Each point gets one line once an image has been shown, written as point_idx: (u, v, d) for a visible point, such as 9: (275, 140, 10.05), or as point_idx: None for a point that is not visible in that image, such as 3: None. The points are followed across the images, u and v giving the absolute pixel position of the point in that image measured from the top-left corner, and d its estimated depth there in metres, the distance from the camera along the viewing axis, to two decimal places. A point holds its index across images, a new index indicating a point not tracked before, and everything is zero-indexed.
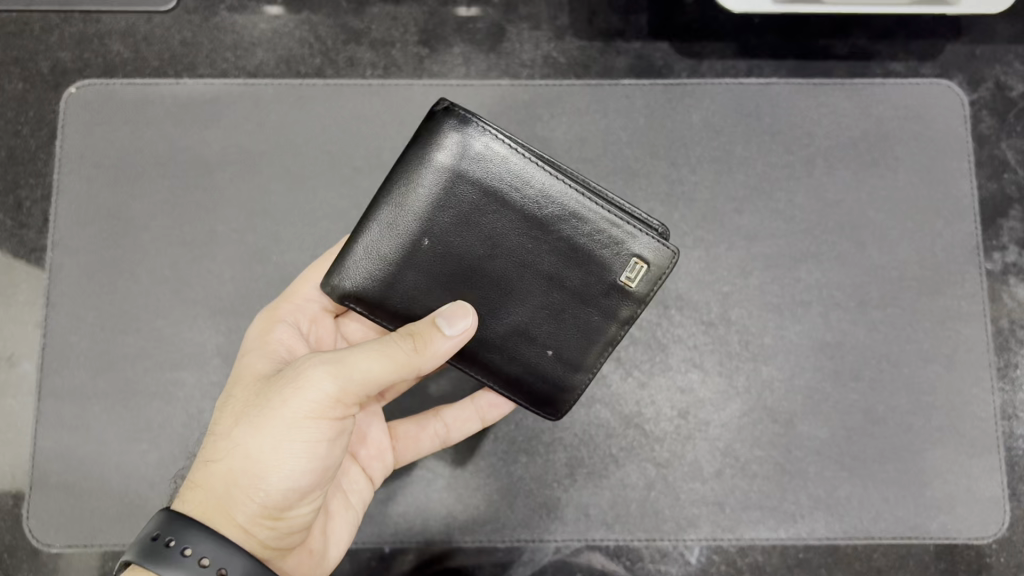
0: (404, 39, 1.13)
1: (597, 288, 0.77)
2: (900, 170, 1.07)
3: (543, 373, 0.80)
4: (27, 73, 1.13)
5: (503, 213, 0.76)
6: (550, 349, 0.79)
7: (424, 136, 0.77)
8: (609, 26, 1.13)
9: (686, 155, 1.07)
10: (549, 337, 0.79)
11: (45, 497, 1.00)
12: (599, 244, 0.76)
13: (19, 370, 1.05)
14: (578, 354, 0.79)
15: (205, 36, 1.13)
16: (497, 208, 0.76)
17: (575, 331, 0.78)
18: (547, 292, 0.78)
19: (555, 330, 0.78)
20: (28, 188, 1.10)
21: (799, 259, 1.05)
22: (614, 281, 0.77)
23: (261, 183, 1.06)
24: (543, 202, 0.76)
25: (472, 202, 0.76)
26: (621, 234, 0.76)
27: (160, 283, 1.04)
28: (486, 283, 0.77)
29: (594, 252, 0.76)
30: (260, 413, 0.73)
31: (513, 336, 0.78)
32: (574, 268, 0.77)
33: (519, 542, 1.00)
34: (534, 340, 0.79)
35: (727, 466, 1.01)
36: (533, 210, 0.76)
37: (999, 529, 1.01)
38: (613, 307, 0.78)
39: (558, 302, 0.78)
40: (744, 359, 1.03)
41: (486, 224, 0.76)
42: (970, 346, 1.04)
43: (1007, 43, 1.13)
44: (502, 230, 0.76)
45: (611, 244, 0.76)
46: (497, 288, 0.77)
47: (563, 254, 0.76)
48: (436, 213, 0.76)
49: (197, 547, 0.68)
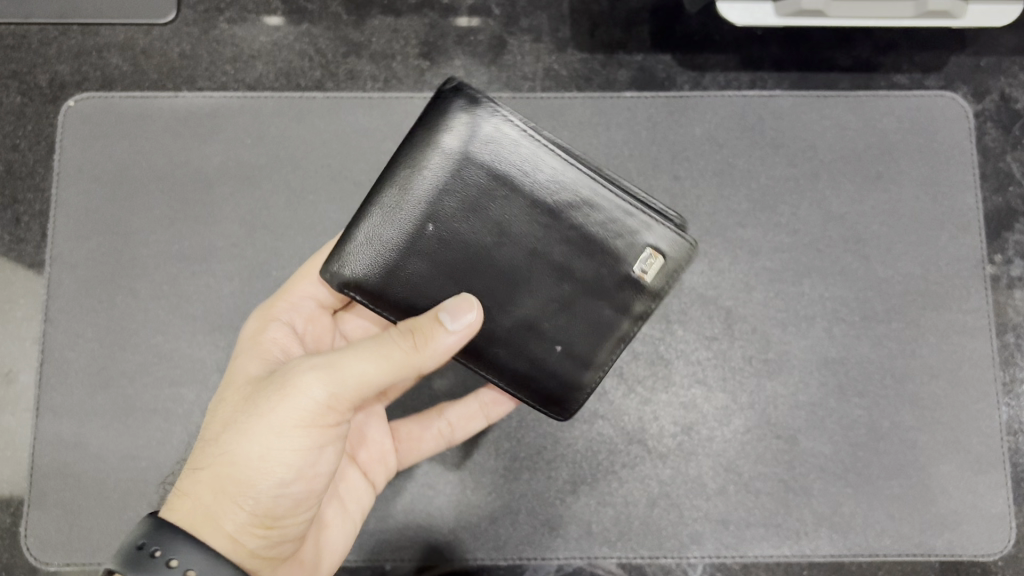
0: (404, 52, 1.12)
1: (608, 280, 0.76)
2: (905, 183, 1.07)
3: (553, 369, 0.77)
4: (25, 87, 1.12)
5: (515, 200, 0.75)
6: (560, 345, 0.77)
7: (433, 119, 0.76)
8: (610, 38, 1.12)
9: (689, 168, 1.06)
10: (559, 333, 0.77)
11: (43, 515, 0.99)
12: (612, 232, 0.75)
13: (18, 384, 1.04)
14: (587, 350, 0.77)
15: (204, 49, 1.12)
16: (508, 194, 0.75)
17: (585, 325, 0.77)
18: (559, 286, 0.76)
19: (566, 325, 0.77)
20: (26, 203, 1.09)
21: (804, 272, 1.04)
22: (628, 272, 0.76)
23: (261, 197, 1.05)
24: (557, 189, 0.75)
25: (482, 188, 0.75)
26: (634, 223, 0.75)
27: (159, 298, 1.04)
28: (495, 273, 0.75)
29: (607, 242, 0.76)
30: (247, 419, 0.72)
31: (521, 331, 0.76)
32: (586, 259, 0.76)
33: (522, 560, 0.99)
34: (543, 335, 0.77)
35: (730, 482, 1.00)
36: (546, 198, 0.75)
37: (1005, 546, 1.00)
38: (625, 301, 0.77)
39: (570, 296, 0.76)
40: (748, 374, 1.02)
41: (496, 209, 0.75)
42: (975, 360, 1.03)
43: (1010, 54, 1.12)
44: (514, 216, 0.75)
45: (624, 233, 0.75)
46: (506, 280, 0.75)
47: (576, 243, 0.76)
48: (445, 198, 0.75)
49: (182, 559, 0.67)
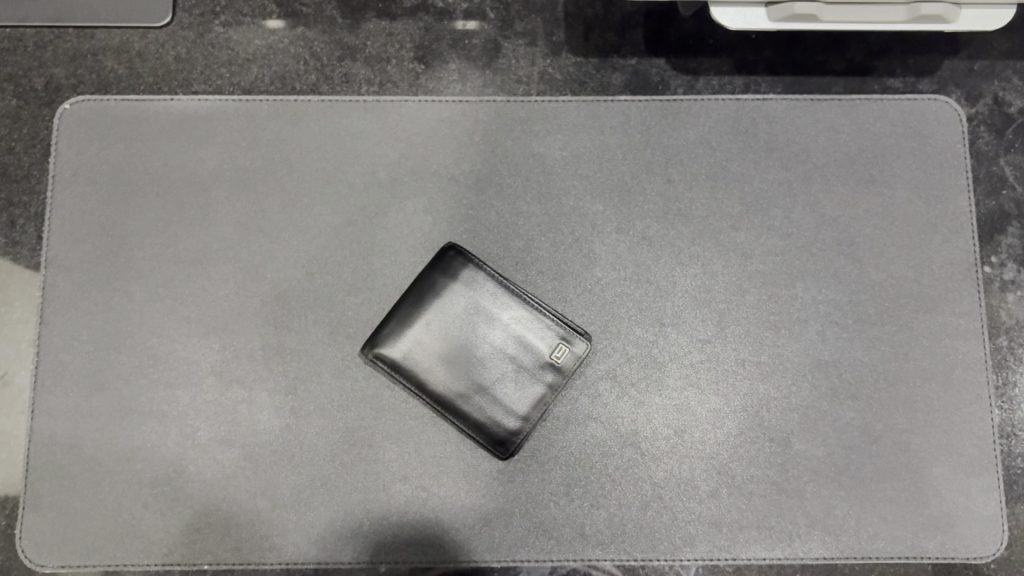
0: (399, 55, 1.10)
1: (538, 366, 0.97)
2: (898, 187, 1.07)
3: (495, 426, 0.96)
4: (20, 90, 1.10)
5: (478, 307, 0.98)
6: (502, 408, 0.96)
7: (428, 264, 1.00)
8: (606, 42, 1.11)
9: (683, 172, 1.07)
10: (503, 400, 0.96)
11: (39, 517, 1.00)
12: (540, 334, 0.97)
13: (13, 387, 1.04)
14: (522, 413, 0.96)
15: (199, 52, 1.10)
16: (474, 302, 0.98)
17: (521, 396, 0.96)
18: (504, 367, 0.97)
19: (508, 394, 0.96)
20: (22, 206, 1.08)
21: (797, 275, 1.04)
22: (548, 360, 0.97)
23: (256, 201, 1.06)
24: (504, 302, 0.98)
25: (457, 297, 0.98)
26: (555, 329, 0.98)
27: (154, 301, 1.04)
28: (460, 356, 0.96)
29: (537, 340, 0.97)
30: None
31: (476, 396, 0.96)
32: (523, 351, 0.97)
33: (516, 562, 0.99)
34: (492, 401, 0.96)
35: (723, 484, 1.00)
36: (497, 306, 0.98)
37: (997, 549, 1.00)
38: (549, 380, 0.97)
39: (511, 374, 0.96)
40: (741, 377, 1.02)
41: (466, 311, 0.98)
42: (967, 364, 1.03)
43: (1004, 58, 1.11)
44: (476, 317, 0.97)
45: (548, 334, 0.98)
46: (468, 362, 0.96)
47: (516, 339, 0.97)
48: (431, 303, 0.98)
49: None
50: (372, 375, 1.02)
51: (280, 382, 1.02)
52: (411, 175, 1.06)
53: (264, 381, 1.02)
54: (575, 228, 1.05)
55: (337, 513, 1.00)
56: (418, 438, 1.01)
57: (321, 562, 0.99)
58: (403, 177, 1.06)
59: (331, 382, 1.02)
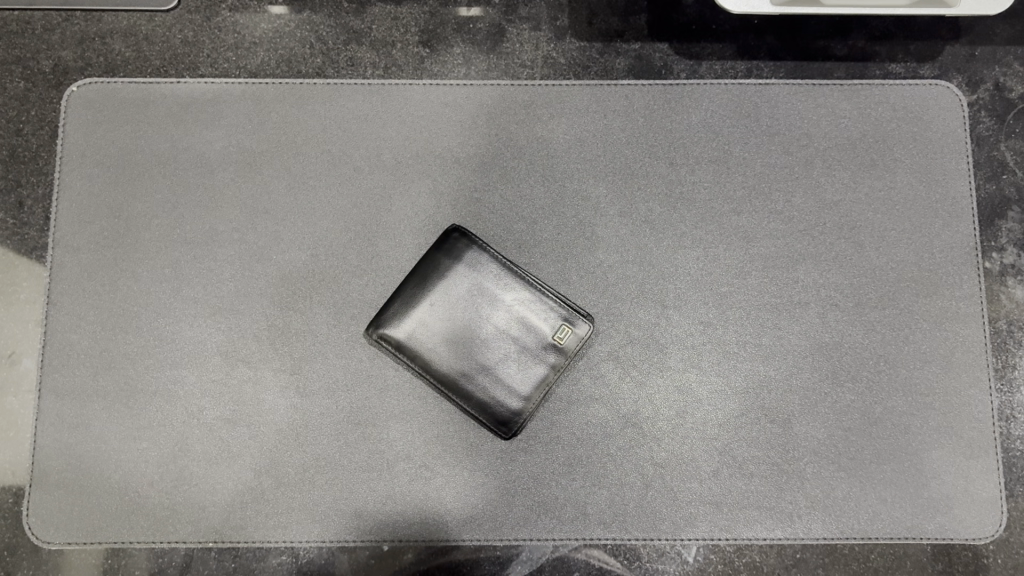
0: (404, 39, 1.11)
1: (541, 345, 0.98)
2: (899, 171, 1.08)
3: (499, 405, 0.97)
4: (28, 73, 1.11)
5: (483, 286, 0.98)
6: (506, 387, 0.97)
7: (433, 244, 1.01)
8: (609, 26, 1.11)
9: (685, 156, 1.07)
10: (506, 379, 0.97)
11: (45, 495, 1.01)
12: (543, 314, 0.98)
13: (19, 368, 1.05)
14: (525, 393, 0.97)
15: (206, 35, 1.11)
16: (478, 282, 0.98)
17: (524, 376, 0.97)
18: (508, 348, 0.97)
19: (510, 374, 0.97)
20: (30, 187, 1.08)
21: (798, 258, 1.05)
22: (551, 340, 0.98)
23: (261, 182, 1.07)
24: (507, 282, 0.98)
25: (461, 276, 0.98)
26: (558, 309, 0.98)
27: (160, 282, 1.05)
28: (462, 336, 0.97)
29: (541, 319, 0.98)
30: None
31: (479, 377, 0.97)
32: (526, 330, 0.98)
33: (518, 541, 1.00)
34: (495, 381, 0.97)
35: (724, 465, 1.01)
36: (501, 287, 0.98)
37: (996, 530, 1.01)
38: (552, 360, 0.98)
39: (515, 354, 0.97)
40: (742, 358, 1.03)
41: (468, 290, 0.98)
42: (967, 347, 1.04)
43: (1006, 44, 1.11)
44: (480, 297, 0.98)
45: (550, 313, 0.98)
46: (470, 342, 0.97)
47: (519, 319, 0.98)
48: (434, 281, 0.98)
49: None
50: (377, 355, 1.03)
51: (285, 361, 1.03)
52: (415, 158, 1.07)
53: (270, 360, 1.03)
54: (578, 211, 1.06)
55: (341, 491, 1.01)
56: (422, 417, 1.02)
57: (324, 541, 1.00)
58: (407, 160, 1.07)
59: (335, 361, 1.03)
